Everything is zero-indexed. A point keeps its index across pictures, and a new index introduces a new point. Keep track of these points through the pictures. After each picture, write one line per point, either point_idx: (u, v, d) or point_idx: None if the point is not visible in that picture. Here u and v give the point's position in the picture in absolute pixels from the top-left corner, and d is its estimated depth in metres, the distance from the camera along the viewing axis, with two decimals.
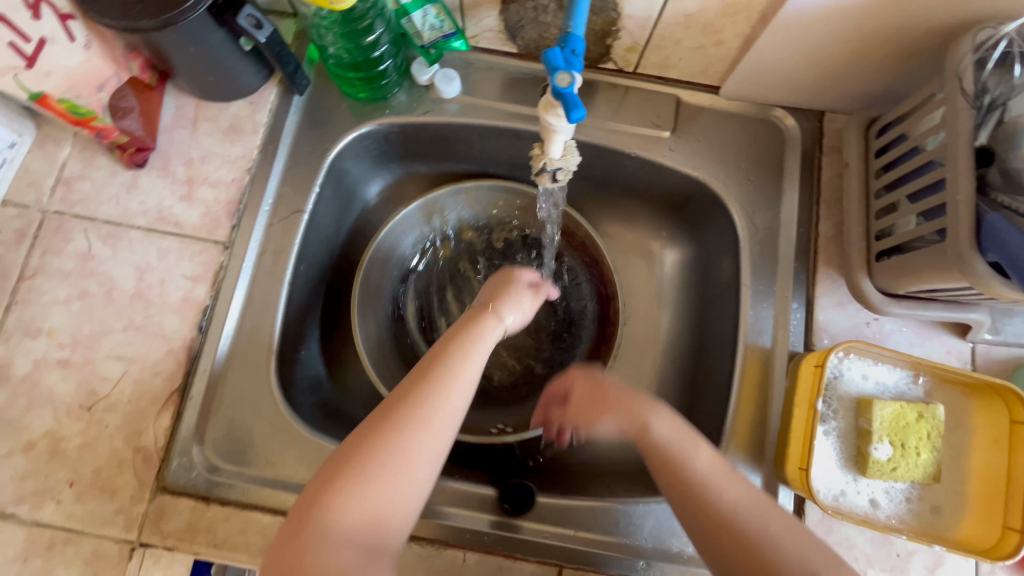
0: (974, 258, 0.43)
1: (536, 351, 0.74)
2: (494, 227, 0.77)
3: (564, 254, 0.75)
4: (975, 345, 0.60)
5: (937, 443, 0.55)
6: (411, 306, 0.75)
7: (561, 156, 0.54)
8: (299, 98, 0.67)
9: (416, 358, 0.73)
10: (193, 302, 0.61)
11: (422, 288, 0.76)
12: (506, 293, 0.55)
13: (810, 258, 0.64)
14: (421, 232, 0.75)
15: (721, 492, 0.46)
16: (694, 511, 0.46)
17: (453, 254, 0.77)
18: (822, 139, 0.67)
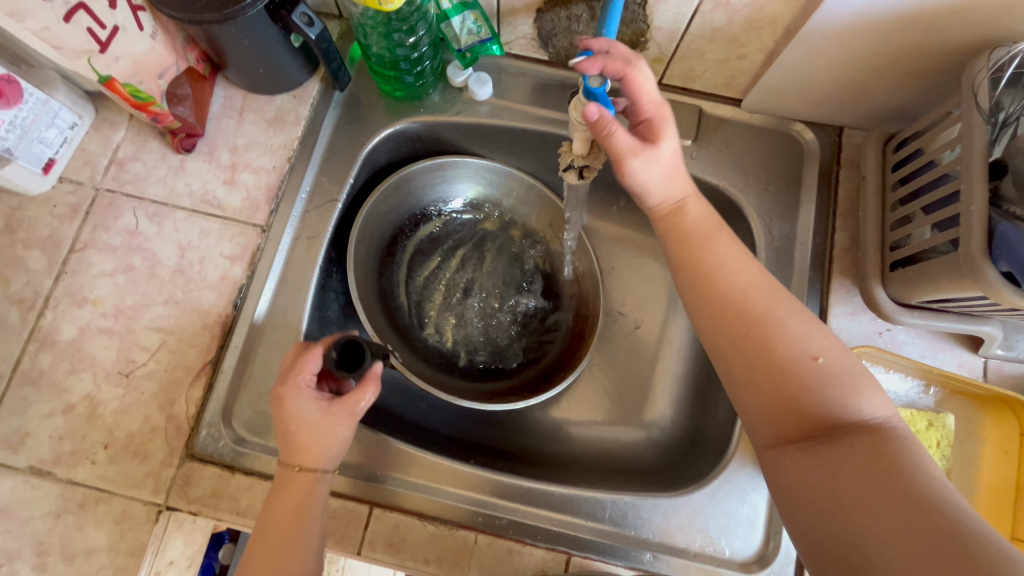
0: (986, 266, 0.45)
1: (483, 352, 0.75)
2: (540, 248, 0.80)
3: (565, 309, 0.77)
4: (988, 360, 0.61)
5: (946, 452, 0.57)
6: (428, 226, 0.79)
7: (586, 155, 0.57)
8: (339, 94, 0.71)
9: (385, 276, 0.75)
10: (230, 280, 0.64)
11: (441, 233, 0.79)
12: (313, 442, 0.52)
13: (824, 268, 0.66)
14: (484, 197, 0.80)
15: (788, 330, 0.47)
16: (745, 336, 0.47)
17: (491, 230, 0.80)
18: (840, 154, 0.69)
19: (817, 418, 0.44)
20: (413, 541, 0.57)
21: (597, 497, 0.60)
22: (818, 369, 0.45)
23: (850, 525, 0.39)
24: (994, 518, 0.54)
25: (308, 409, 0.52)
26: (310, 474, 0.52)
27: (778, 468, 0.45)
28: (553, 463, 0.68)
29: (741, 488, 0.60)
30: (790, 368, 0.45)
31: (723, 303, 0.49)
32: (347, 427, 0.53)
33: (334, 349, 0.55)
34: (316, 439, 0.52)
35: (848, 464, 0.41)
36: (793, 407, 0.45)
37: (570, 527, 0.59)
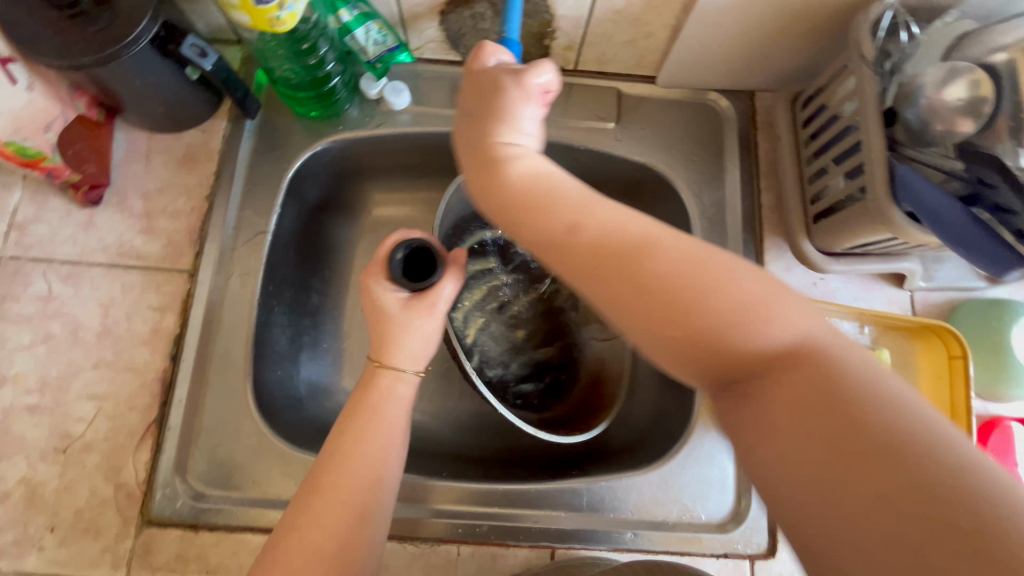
0: (890, 208, 0.47)
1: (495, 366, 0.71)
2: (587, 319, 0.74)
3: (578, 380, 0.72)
4: (914, 293, 0.65)
5: None
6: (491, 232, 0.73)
7: None
8: (251, 122, 0.68)
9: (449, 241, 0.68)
10: (163, 332, 0.61)
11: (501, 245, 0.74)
12: (393, 344, 0.52)
13: (756, 229, 0.68)
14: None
15: (659, 257, 0.33)
16: (603, 283, 0.35)
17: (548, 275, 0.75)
18: (755, 118, 0.72)
19: (736, 361, 0.31)
20: (396, 565, 0.56)
21: (572, 487, 0.60)
22: (724, 295, 0.31)
23: (825, 544, 0.26)
24: None
25: (391, 301, 0.53)
26: (395, 374, 0.51)
27: (735, 428, 0.31)
28: (527, 459, 0.68)
29: (707, 453, 0.62)
30: (659, 301, 0.32)
31: (581, 251, 0.36)
32: (431, 321, 0.53)
33: (401, 250, 0.55)
34: (400, 331, 0.52)
35: (767, 413, 0.30)
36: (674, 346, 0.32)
37: (551, 523, 0.59)
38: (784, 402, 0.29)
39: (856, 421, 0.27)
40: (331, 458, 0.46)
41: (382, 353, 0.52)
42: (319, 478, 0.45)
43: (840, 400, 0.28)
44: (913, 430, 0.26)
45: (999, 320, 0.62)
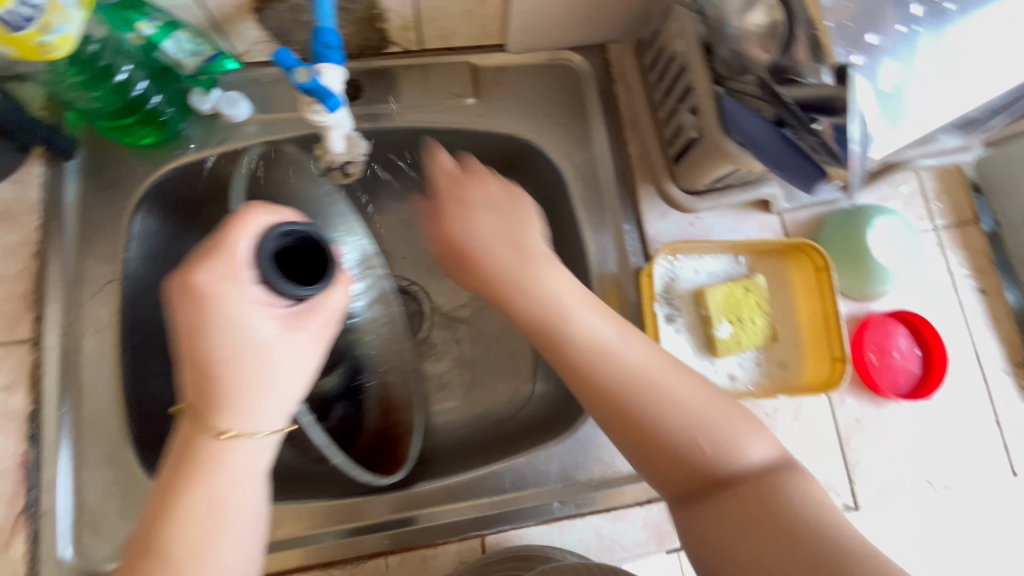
0: (723, 140, 0.49)
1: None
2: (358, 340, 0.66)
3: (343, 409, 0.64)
4: (781, 216, 0.68)
5: (767, 308, 0.62)
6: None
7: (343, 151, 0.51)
8: (73, 163, 0.61)
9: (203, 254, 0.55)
10: (12, 413, 0.54)
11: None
12: (236, 402, 0.41)
13: (629, 181, 0.69)
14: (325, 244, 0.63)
15: (623, 353, 0.50)
16: (589, 387, 0.50)
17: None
18: (610, 70, 0.72)
19: (682, 454, 0.48)
20: None
21: (494, 470, 0.60)
22: (650, 374, 0.49)
23: (737, 548, 0.44)
24: (813, 345, 0.62)
25: (257, 310, 0.41)
26: (248, 443, 0.42)
27: (648, 470, 0.49)
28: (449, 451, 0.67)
29: None
30: (647, 425, 0.49)
31: (584, 381, 0.50)
32: (310, 341, 0.44)
33: (274, 239, 0.40)
34: (263, 353, 0.42)
35: (678, 469, 0.48)
36: (612, 396, 0.49)
37: (480, 511, 0.59)
38: (693, 459, 0.47)
39: (789, 522, 0.43)
40: (162, 506, 0.40)
41: (223, 414, 0.41)
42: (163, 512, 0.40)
43: (775, 505, 0.44)
44: (822, 528, 0.43)
45: (857, 226, 0.66)
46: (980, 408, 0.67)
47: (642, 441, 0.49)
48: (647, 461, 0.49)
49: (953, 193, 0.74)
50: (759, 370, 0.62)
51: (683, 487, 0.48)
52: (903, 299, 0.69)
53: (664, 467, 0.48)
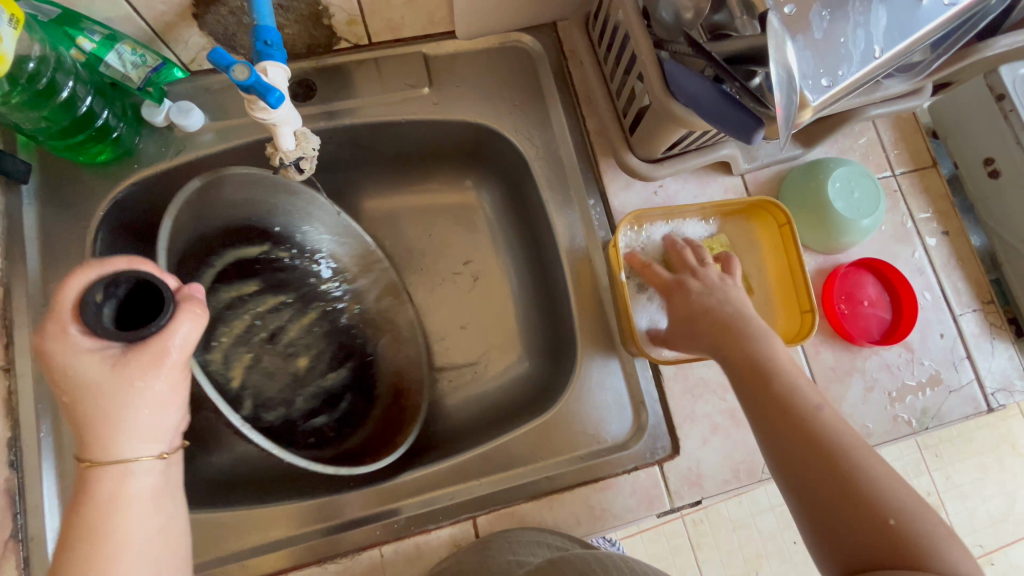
0: (669, 103, 0.48)
1: (271, 403, 0.65)
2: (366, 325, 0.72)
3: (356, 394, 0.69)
4: (744, 176, 0.70)
5: None
6: (256, 248, 0.67)
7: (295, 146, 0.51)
8: (28, 187, 0.61)
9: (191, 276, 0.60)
10: None
11: (267, 263, 0.68)
12: (92, 442, 0.39)
13: (590, 156, 0.69)
14: (322, 247, 0.71)
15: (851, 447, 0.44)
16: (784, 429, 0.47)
17: (327, 292, 0.72)
18: (562, 48, 0.72)
19: (877, 532, 0.41)
20: None
21: (480, 453, 0.61)
22: (837, 430, 0.45)
23: None
24: (784, 299, 0.63)
25: (92, 364, 0.39)
26: (120, 469, 0.40)
27: (829, 536, 0.42)
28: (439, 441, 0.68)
29: (598, 379, 0.64)
30: (835, 474, 0.43)
31: (803, 440, 0.45)
32: (154, 379, 0.41)
33: (103, 289, 0.40)
34: (112, 400, 0.39)
35: (865, 526, 0.41)
36: (800, 422, 0.46)
37: (469, 494, 0.60)
38: (876, 532, 0.41)
39: None
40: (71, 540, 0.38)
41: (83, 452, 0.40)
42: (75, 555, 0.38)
43: None
44: None
45: (818, 180, 0.67)
46: (952, 346, 0.69)
47: (808, 484, 0.44)
48: (816, 512, 0.43)
49: (910, 140, 0.75)
50: None
51: (861, 555, 0.41)
52: (870, 247, 0.70)
53: (836, 524, 0.42)
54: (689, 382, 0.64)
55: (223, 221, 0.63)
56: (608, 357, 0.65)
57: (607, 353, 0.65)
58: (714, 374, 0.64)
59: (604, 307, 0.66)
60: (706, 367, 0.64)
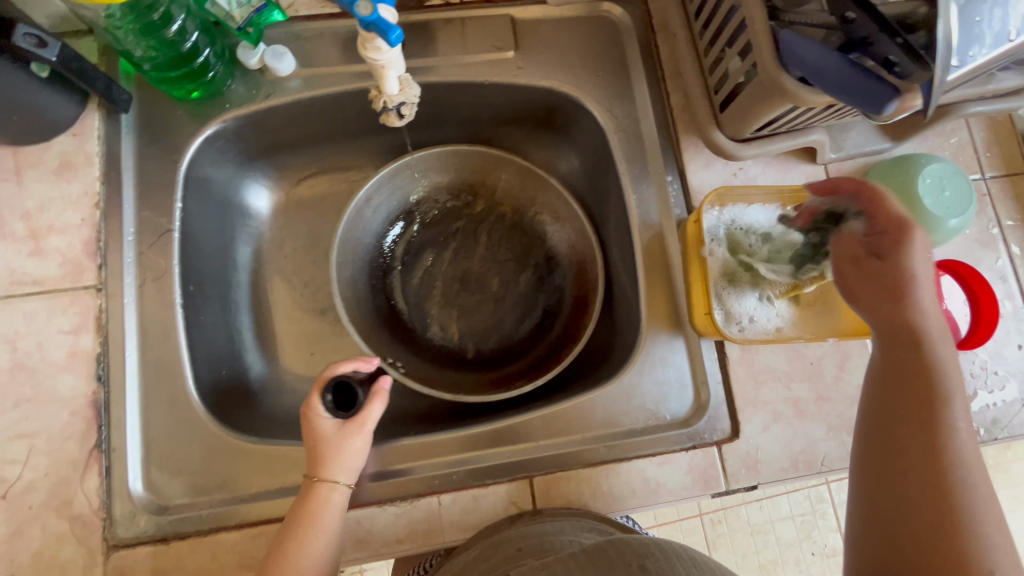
0: (780, 74, 0.48)
1: (489, 331, 0.76)
2: (527, 231, 0.79)
3: (569, 277, 0.76)
4: (827, 167, 0.68)
5: None
6: (412, 229, 0.78)
7: (399, 90, 0.50)
8: (127, 117, 0.63)
9: (377, 279, 0.75)
10: (82, 354, 0.57)
11: (426, 233, 0.79)
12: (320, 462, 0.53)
13: (671, 132, 0.69)
14: (456, 180, 0.78)
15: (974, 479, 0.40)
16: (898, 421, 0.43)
17: (478, 216, 0.79)
18: (651, 21, 0.71)
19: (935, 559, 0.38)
20: (380, 529, 0.56)
21: (537, 417, 0.61)
22: (948, 434, 0.41)
23: None
24: None
25: (325, 428, 0.54)
26: (326, 485, 0.52)
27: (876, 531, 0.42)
28: (496, 402, 0.69)
29: (661, 355, 0.64)
30: (934, 491, 0.40)
31: (924, 445, 0.41)
32: (359, 438, 0.55)
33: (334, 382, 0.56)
34: (329, 449, 0.53)
35: (928, 539, 0.39)
36: (923, 424, 0.42)
37: (526, 455, 0.60)
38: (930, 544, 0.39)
39: None
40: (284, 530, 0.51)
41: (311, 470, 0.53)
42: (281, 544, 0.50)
43: None
44: None
45: (907, 175, 0.64)
46: None
47: (885, 478, 0.43)
48: (877, 502, 0.43)
49: (1004, 143, 0.72)
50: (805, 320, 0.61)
51: (893, 546, 0.40)
52: (952, 249, 0.68)
53: (889, 526, 0.41)
54: (754, 367, 0.63)
55: (377, 223, 0.75)
56: (673, 335, 0.65)
57: (672, 331, 0.65)
58: (780, 362, 0.63)
59: (673, 284, 0.65)
60: (772, 354, 0.63)
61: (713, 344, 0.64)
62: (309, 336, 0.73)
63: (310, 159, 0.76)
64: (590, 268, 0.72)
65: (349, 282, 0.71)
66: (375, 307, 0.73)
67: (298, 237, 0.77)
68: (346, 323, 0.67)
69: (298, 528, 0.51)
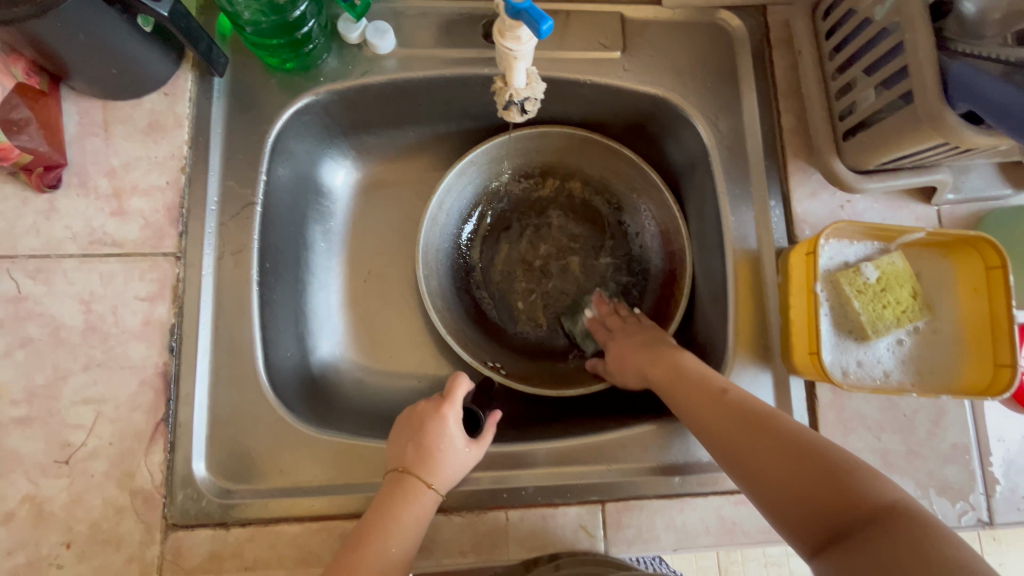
0: (945, 111, 0.44)
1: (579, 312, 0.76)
2: (602, 208, 0.77)
3: (653, 255, 0.75)
4: (940, 208, 0.64)
5: (899, 319, 0.56)
6: (484, 222, 0.77)
7: (526, 85, 0.48)
8: (220, 81, 0.60)
9: (461, 275, 0.75)
10: (156, 323, 0.55)
11: (498, 224, 0.77)
12: (432, 460, 0.54)
13: (778, 154, 0.65)
14: (524, 163, 0.76)
15: (780, 420, 0.50)
16: (712, 429, 0.53)
17: (548, 198, 0.78)
18: (769, 34, 0.67)
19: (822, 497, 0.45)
20: (443, 539, 0.54)
21: (613, 439, 0.59)
22: (753, 399, 0.53)
23: None
24: (976, 352, 0.56)
25: (453, 433, 0.56)
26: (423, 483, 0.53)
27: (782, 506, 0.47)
28: (560, 413, 0.68)
29: (746, 389, 0.61)
30: (774, 453, 0.48)
31: (733, 422, 0.52)
32: (471, 455, 0.56)
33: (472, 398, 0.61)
34: (448, 458, 0.55)
35: (804, 486, 0.46)
36: (729, 423, 0.52)
37: (597, 477, 0.57)
38: (826, 484, 0.45)
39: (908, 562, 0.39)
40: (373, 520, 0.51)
41: (420, 467, 0.53)
42: (367, 531, 0.50)
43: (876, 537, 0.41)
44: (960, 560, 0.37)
45: None
46: None
47: (765, 455, 0.49)
48: (774, 479, 0.48)
49: None
50: (911, 368, 0.57)
51: (799, 513, 0.46)
52: None
53: (791, 499, 0.46)
54: (843, 414, 0.60)
55: (452, 223, 0.74)
56: (761, 368, 0.61)
57: (760, 364, 0.61)
58: (872, 410, 0.60)
59: (765, 316, 0.62)
60: (865, 401, 0.60)
61: (803, 383, 0.61)
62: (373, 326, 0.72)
63: (390, 143, 0.73)
64: (676, 241, 0.71)
65: (439, 288, 0.71)
66: (462, 307, 0.73)
67: (369, 221, 0.74)
68: (440, 329, 0.69)
69: (393, 529, 0.50)
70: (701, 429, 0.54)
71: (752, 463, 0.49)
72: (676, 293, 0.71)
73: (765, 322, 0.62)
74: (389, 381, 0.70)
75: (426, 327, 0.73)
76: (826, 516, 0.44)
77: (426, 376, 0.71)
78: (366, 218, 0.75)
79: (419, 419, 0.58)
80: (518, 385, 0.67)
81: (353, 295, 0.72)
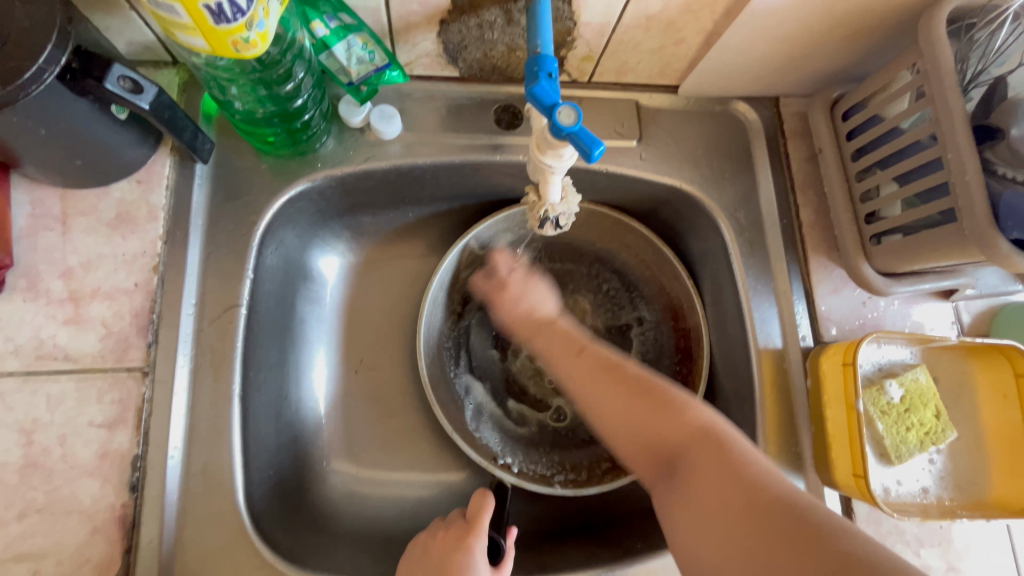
0: (996, 237, 0.42)
1: None
2: (612, 277, 0.72)
3: (665, 328, 0.69)
4: (957, 304, 0.62)
5: (926, 441, 0.54)
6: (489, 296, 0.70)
7: (561, 199, 0.48)
8: (203, 166, 0.54)
9: (463, 357, 0.68)
10: (115, 455, 0.46)
11: None
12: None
13: (798, 248, 0.63)
14: (538, 239, 0.70)
15: (664, 382, 0.50)
16: (580, 377, 0.53)
17: (556, 269, 0.72)
18: (783, 126, 0.66)
19: (681, 435, 0.46)
20: None
21: (632, 568, 0.53)
22: (608, 352, 0.54)
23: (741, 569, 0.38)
24: (1008, 463, 0.54)
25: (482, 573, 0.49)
26: None
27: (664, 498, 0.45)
28: (578, 524, 0.61)
29: None
30: (660, 394, 0.49)
31: (597, 381, 0.52)
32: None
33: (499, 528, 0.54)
34: None
35: (653, 426, 0.47)
36: (644, 391, 0.49)
37: None
38: (658, 415, 0.47)
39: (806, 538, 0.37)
40: None
41: None
42: None
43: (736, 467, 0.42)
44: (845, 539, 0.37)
45: None
46: None
47: (614, 406, 0.50)
48: (608, 407, 0.50)
49: None
50: (948, 483, 0.55)
51: (647, 448, 0.47)
52: None
53: (639, 448, 0.48)
54: (882, 527, 0.56)
55: (453, 302, 0.67)
56: (794, 478, 0.57)
57: (792, 474, 0.57)
58: (910, 523, 0.56)
59: (795, 422, 0.59)
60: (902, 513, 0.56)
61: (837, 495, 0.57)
62: (365, 429, 0.64)
63: (388, 225, 0.67)
64: (691, 318, 0.65)
65: (441, 379, 0.64)
66: (464, 395, 0.66)
67: (361, 308, 0.68)
68: (446, 427, 0.62)
69: None
70: (566, 377, 0.54)
71: (598, 414, 0.51)
72: (695, 374, 0.64)
73: (793, 428, 0.58)
74: (383, 491, 0.62)
75: (426, 427, 0.65)
76: (660, 450, 0.47)
77: (424, 483, 0.63)
78: (359, 304, 0.68)
79: (441, 549, 0.51)
80: (532, 484, 0.59)
81: (343, 392, 0.65)
